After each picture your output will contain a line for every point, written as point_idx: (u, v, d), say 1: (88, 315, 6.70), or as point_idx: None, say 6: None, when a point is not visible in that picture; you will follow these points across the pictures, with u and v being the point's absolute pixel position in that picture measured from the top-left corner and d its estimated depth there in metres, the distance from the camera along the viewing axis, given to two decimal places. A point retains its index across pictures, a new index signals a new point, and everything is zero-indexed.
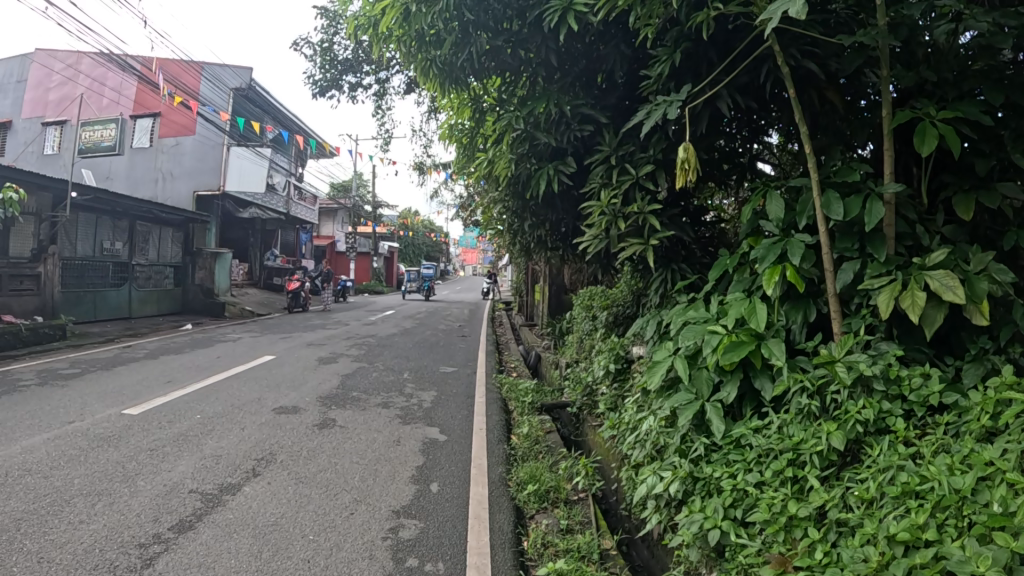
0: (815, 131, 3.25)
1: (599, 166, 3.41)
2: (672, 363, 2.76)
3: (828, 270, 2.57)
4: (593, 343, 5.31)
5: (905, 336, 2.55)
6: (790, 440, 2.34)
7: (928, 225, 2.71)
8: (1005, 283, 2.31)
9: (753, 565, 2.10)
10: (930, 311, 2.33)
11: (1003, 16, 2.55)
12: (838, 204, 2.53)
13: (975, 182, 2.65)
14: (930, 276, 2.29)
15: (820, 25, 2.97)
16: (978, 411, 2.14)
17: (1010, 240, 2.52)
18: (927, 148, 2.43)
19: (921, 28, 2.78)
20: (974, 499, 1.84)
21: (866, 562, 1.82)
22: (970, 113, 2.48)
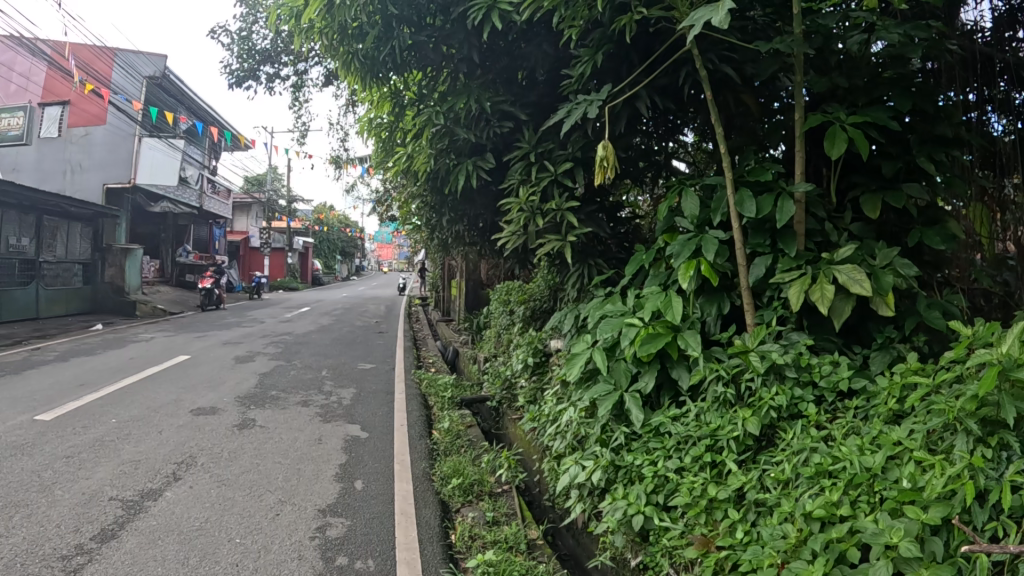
0: (732, 132, 3.37)
1: (518, 164, 3.46)
2: (590, 355, 2.76)
3: (742, 265, 2.67)
4: (511, 338, 5.38)
5: (815, 327, 2.70)
6: (708, 427, 2.45)
7: (836, 223, 2.86)
8: (909, 277, 2.47)
9: (677, 547, 2.20)
10: (839, 303, 2.47)
11: (913, 30, 2.74)
12: (751, 202, 2.61)
13: (882, 182, 2.83)
14: (840, 270, 2.42)
15: (737, 30, 3.09)
16: (886, 395, 2.28)
17: (916, 237, 2.70)
18: (838, 151, 2.57)
19: (835, 37, 2.95)
20: (884, 476, 1.97)
21: (785, 540, 1.93)
22: (878, 118, 2.63)
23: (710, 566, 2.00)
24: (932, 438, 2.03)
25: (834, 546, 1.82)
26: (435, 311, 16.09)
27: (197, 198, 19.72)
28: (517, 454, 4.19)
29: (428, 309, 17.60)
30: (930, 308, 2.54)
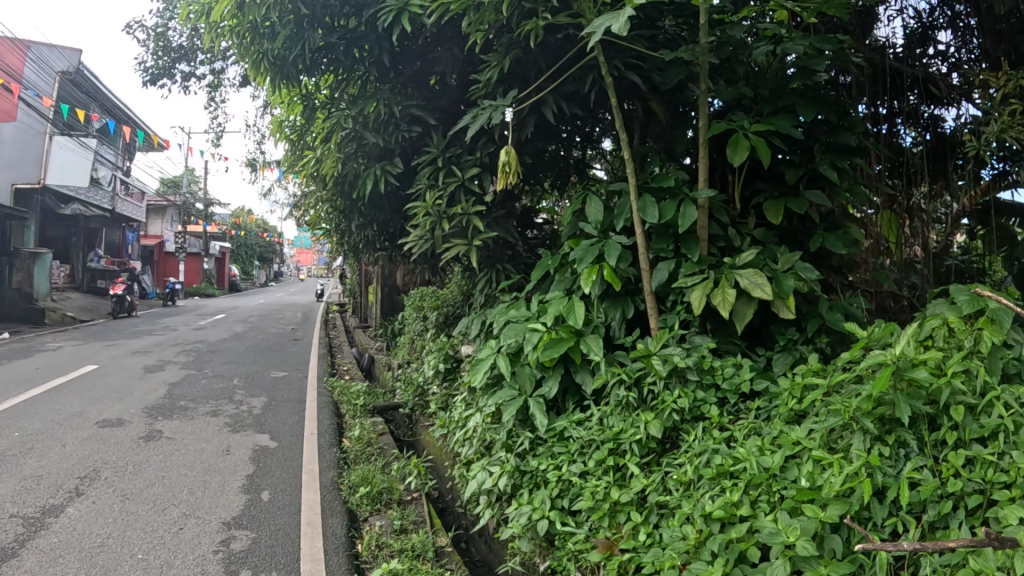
0: (644, 138, 3.39)
1: (425, 168, 3.41)
2: (496, 359, 2.66)
3: (646, 269, 2.67)
4: (423, 344, 5.32)
5: (720, 330, 2.72)
6: (611, 431, 2.44)
7: (741, 228, 2.90)
8: (810, 281, 2.49)
9: (582, 551, 2.20)
10: (741, 306, 2.48)
11: (817, 42, 2.82)
12: (654, 208, 2.60)
13: (785, 187, 2.85)
14: (740, 275, 2.43)
15: (645, 39, 3.10)
16: (787, 396, 2.30)
17: (818, 242, 2.73)
18: (740, 157, 2.59)
19: (741, 48, 2.99)
20: (783, 476, 2.01)
21: (685, 541, 1.94)
22: (780, 127, 2.65)
23: (613, 570, 2.00)
24: (830, 437, 2.05)
25: (733, 546, 1.84)
26: (349, 317, 15.85)
27: (109, 200, 18.88)
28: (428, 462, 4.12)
29: (341, 314, 17.31)
30: (833, 310, 2.59)
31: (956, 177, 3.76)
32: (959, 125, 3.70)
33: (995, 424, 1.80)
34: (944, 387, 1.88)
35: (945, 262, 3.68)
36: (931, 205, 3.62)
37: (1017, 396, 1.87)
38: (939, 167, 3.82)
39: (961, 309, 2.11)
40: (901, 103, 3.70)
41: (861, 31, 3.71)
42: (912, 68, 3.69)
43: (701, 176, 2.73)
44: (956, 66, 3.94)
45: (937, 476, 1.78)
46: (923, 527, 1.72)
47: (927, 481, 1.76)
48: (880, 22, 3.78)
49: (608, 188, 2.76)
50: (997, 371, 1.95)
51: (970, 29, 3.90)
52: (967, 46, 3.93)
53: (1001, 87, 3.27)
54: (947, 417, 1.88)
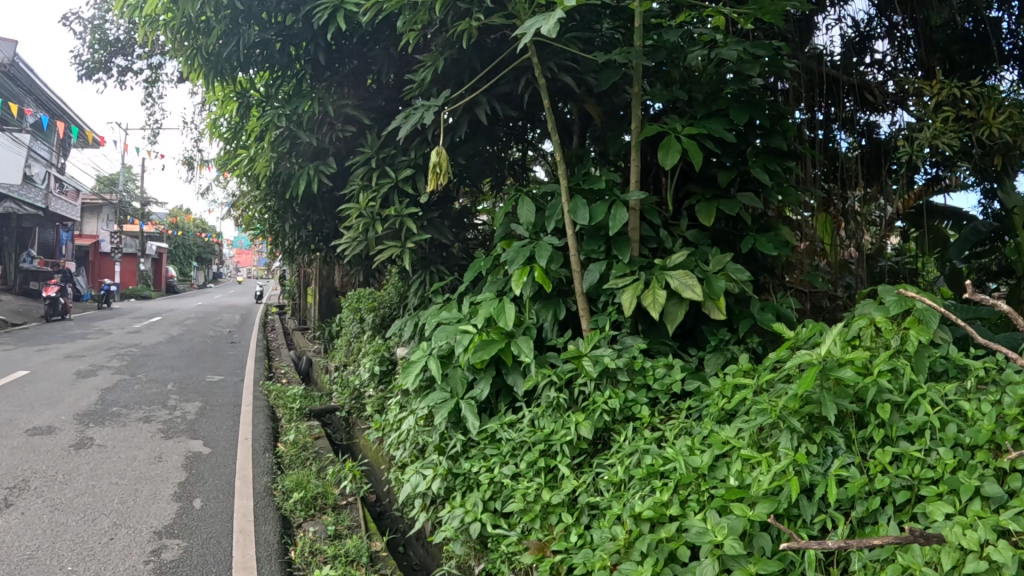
0: (583, 139, 3.32)
1: (359, 168, 3.34)
2: (427, 361, 2.52)
3: (577, 270, 2.63)
4: (360, 346, 5.24)
5: (651, 331, 2.66)
6: (542, 432, 2.36)
7: (673, 230, 2.87)
8: (740, 282, 2.49)
9: (515, 553, 2.14)
10: (672, 308, 2.43)
11: (752, 48, 2.78)
12: (584, 209, 2.54)
13: (716, 191, 2.82)
14: (671, 277, 2.38)
15: (580, 41, 3.05)
16: (718, 395, 2.20)
17: (750, 244, 2.70)
18: (672, 160, 2.50)
19: (676, 51, 2.92)
20: (712, 475, 1.92)
21: (615, 542, 1.87)
22: (714, 131, 2.62)
23: (544, 571, 1.94)
24: (759, 436, 1.96)
25: (662, 545, 1.77)
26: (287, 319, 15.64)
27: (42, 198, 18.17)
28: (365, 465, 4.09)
29: (276, 316, 17.03)
30: (765, 310, 2.59)
31: (889, 181, 3.90)
32: (894, 131, 3.84)
33: (921, 421, 1.74)
34: (869, 385, 1.82)
35: (878, 264, 3.79)
36: (863, 209, 3.73)
37: (943, 395, 1.83)
38: (874, 171, 3.96)
39: (888, 310, 2.03)
40: (838, 109, 3.80)
41: (799, 39, 3.76)
42: (848, 77, 3.84)
43: (633, 179, 2.71)
44: (892, 74, 4.07)
45: (864, 473, 1.71)
46: (851, 523, 1.66)
47: (854, 478, 1.69)
48: (819, 30, 3.87)
49: (541, 189, 2.67)
50: (923, 369, 1.89)
51: (906, 39, 4.04)
52: (903, 55, 4.08)
53: (934, 95, 3.42)
54: (873, 414, 1.82)
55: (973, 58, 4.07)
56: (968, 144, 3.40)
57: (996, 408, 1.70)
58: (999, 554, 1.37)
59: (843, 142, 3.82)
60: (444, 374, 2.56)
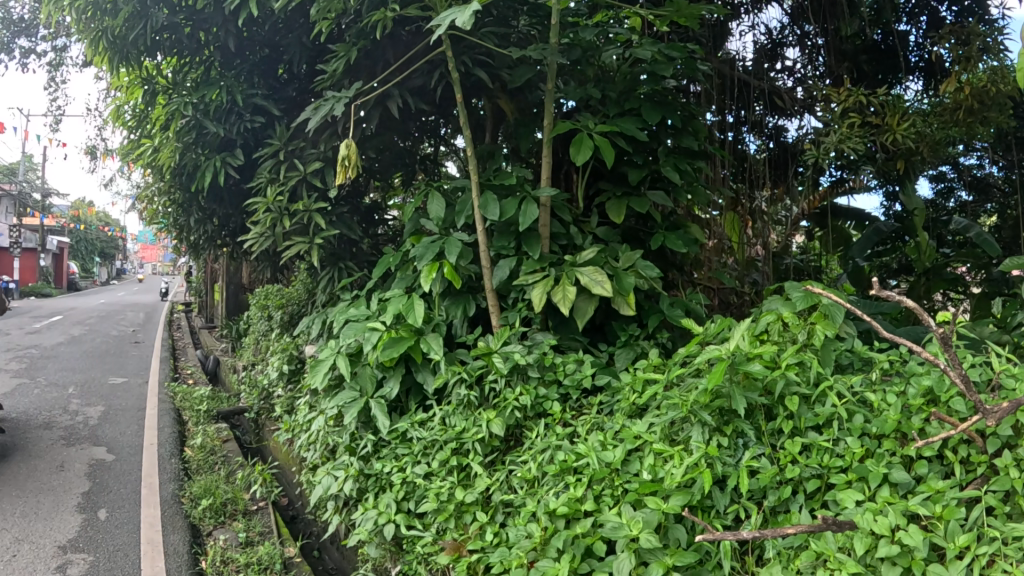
0: (496, 136, 3.22)
1: (267, 160, 3.20)
2: (335, 360, 2.42)
3: (485, 266, 2.37)
4: (268, 345, 5.07)
5: (561, 326, 2.49)
6: (453, 430, 2.23)
7: (582, 227, 2.68)
8: (651, 279, 2.31)
9: (431, 553, 2.05)
10: (581, 304, 2.24)
11: (668, 48, 2.60)
12: (495, 205, 2.29)
13: (627, 187, 2.65)
14: (581, 272, 2.20)
15: (496, 37, 2.96)
16: (628, 390, 2.07)
17: (659, 242, 2.58)
18: (583, 159, 2.32)
19: (592, 50, 2.76)
20: (625, 470, 1.81)
21: (530, 540, 1.78)
22: (627, 129, 2.42)
23: (461, 572, 1.86)
24: (671, 428, 1.88)
25: (578, 541, 1.70)
26: (195, 317, 15.12)
27: None
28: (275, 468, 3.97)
29: (186, 314, 16.46)
30: (674, 306, 2.47)
31: (795, 182, 4.06)
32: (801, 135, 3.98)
33: (829, 412, 1.70)
34: (778, 377, 1.76)
35: (782, 260, 4.01)
36: (769, 208, 3.85)
37: (850, 386, 1.79)
38: (781, 172, 4.12)
39: (794, 306, 1.95)
40: (747, 111, 3.85)
41: (713, 43, 3.81)
42: (758, 81, 3.84)
43: (543, 177, 2.52)
44: (802, 79, 4.18)
45: (775, 464, 1.67)
46: (765, 513, 1.62)
47: (766, 469, 1.64)
48: (732, 35, 3.91)
49: (446, 185, 2.44)
50: (829, 363, 1.86)
51: (816, 48, 4.14)
52: (812, 63, 4.18)
53: (842, 101, 3.48)
54: (783, 406, 1.77)
55: (880, 69, 4.25)
56: (872, 148, 3.48)
57: (902, 398, 1.67)
58: (912, 538, 1.39)
59: (751, 143, 3.93)
60: (353, 373, 2.46)
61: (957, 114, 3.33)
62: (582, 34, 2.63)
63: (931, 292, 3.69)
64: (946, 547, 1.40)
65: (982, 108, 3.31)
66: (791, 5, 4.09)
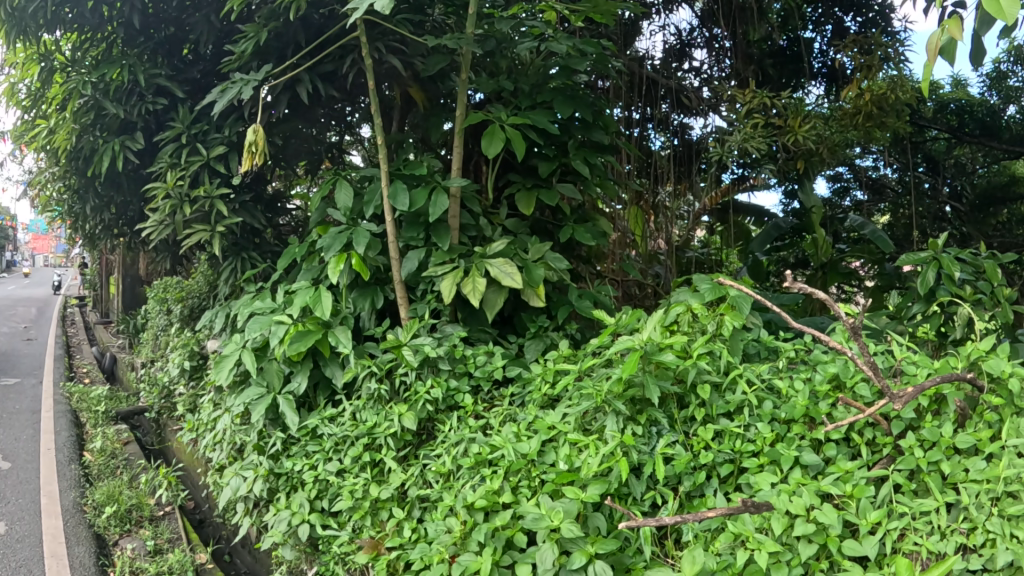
0: (402, 125, 2.93)
1: (168, 144, 2.98)
2: (241, 355, 2.29)
3: (393, 258, 2.15)
4: (167, 342, 4.79)
5: (471, 317, 2.27)
6: (365, 424, 2.09)
7: (490, 218, 2.40)
8: (560, 271, 2.16)
9: (348, 553, 1.95)
10: (491, 294, 2.07)
11: (583, 43, 2.31)
12: (404, 194, 2.07)
13: (537, 180, 2.36)
14: (491, 263, 2.02)
15: (411, 23, 2.69)
16: (539, 380, 1.94)
17: (567, 235, 2.33)
18: (493, 152, 2.03)
19: (506, 42, 2.39)
20: (541, 461, 1.75)
21: (450, 534, 1.68)
22: (539, 122, 2.14)
23: (381, 571, 1.77)
24: (584, 418, 1.81)
25: (499, 533, 1.62)
26: (93, 312, 14.37)
27: None
28: (179, 470, 3.79)
29: (84, 309, 15.68)
30: (583, 298, 2.29)
31: (698, 179, 3.87)
32: (706, 135, 3.76)
33: (740, 399, 1.67)
34: (689, 367, 1.69)
35: (686, 255, 3.82)
36: (673, 204, 3.72)
37: (759, 373, 1.76)
38: (685, 169, 3.91)
39: (702, 297, 1.87)
40: (655, 109, 3.75)
41: (624, 41, 3.70)
42: (665, 81, 3.75)
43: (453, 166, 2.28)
44: (708, 81, 3.97)
45: (688, 450, 1.64)
46: (681, 498, 1.59)
47: (680, 455, 1.60)
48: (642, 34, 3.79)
49: (352, 174, 2.26)
50: (737, 352, 1.78)
51: (723, 50, 3.93)
52: (719, 65, 3.98)
53: (745, 102, 3.31)
54: (693, 395, 1.73)
55: (783, 73, 4.26)
56: (776, 149, 3.34)
57: (809, 384, 1.66)
58: (827, 516, 1.39)
59: (657, 141, 3.82)
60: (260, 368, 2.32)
61: (857, 118, 3.33)
62: (497, 24, 2.27)
63: (827, 284, 3.55)
64: (858, 523, 1.42)
65: (881, 113, 3.34)
66: (701, 7, 3.88)
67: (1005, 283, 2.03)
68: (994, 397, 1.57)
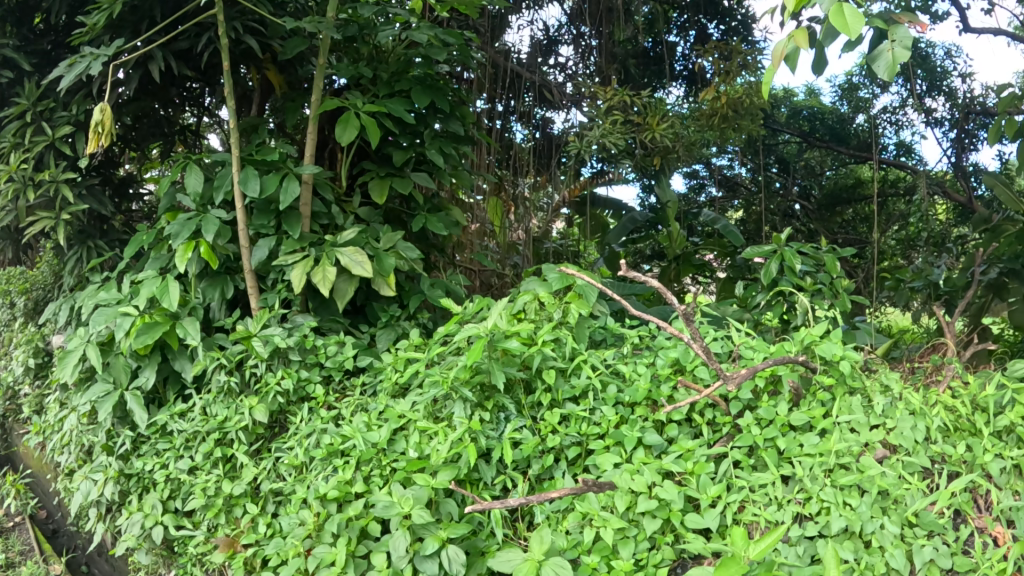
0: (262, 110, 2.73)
1: (10, 122, 2.73)
2: (83, 350, 2.15)
3: (243, 247, 2.09)
4: (9, 338, 4.44)
5: (322, 309, 2.23)
6: (214, 419, 1.97)
7: (342, 206, 2.36)
8: (412, 260, 2.14)
9: (205, 553, 1.90)
10: (341, 284, 2.05)
11: (445, 33, 2.27)
12: (255, 180, 2.01)
13: (391, 169, 2.33)
14: (341, 252, 1.99)
15: (270, 3, 2.50)
16: (391, 369, 1.89)
17: (419, 225, 2.32)
18: (347, 140, 2.00)
19: (370, 28, 2.30)
20: (392, 450, 1.70)
21: (303, 527, 1.63)
22: (395, 112, 2.10)
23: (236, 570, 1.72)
24: (434, 405, 1.76)
25: (353, 523, 1.58)
26: None
27: None
28: (28, 477, 3.55)
29: None
30: (434, 287, 2.29)
31: (557, 171, 3.76)
32: (567, 127, 3.74)
33: (584, 384, 1.66)
34: (534, 353, 1.67)
35: (544, 246, 3.72)
36: (532, 195, 3.69)
37: (602, 358, 1.74)
38: (544, 161, 3.82)
39: (550, 286, 1.88)
40: (518, 102, 3.67)
41: (492, 33, 3.63)
42: (530, 74, 3.69)
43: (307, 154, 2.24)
44: (572, 77, 3.91)
45: (535, 434, 1.61)
46: (530, 481, 1.58)
47: (528, 439, 1.59)
48: (511, 26, 3.75)
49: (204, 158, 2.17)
50: (584, 339, 1.79)
51: (590, 48, 3.90)
52: (584, 62, 3.93)
53: (605, 100, 3.27)
54: (539, 381, 1.69)
55: (647, 73, 4.22)
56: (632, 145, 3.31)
57: (651, 368, 1.66)
58: (668, 493, 1.39)
59: (519, 133, 3.72)
60: (105, 363, 2.20)
61: (712, 120, 3.37)
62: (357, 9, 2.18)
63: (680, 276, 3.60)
64: (700, 498, 1.43)
65: (736, 116, 3.37)
66: (570, 4, 3.88)
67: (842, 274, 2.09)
68: (826, 377, 1.64)
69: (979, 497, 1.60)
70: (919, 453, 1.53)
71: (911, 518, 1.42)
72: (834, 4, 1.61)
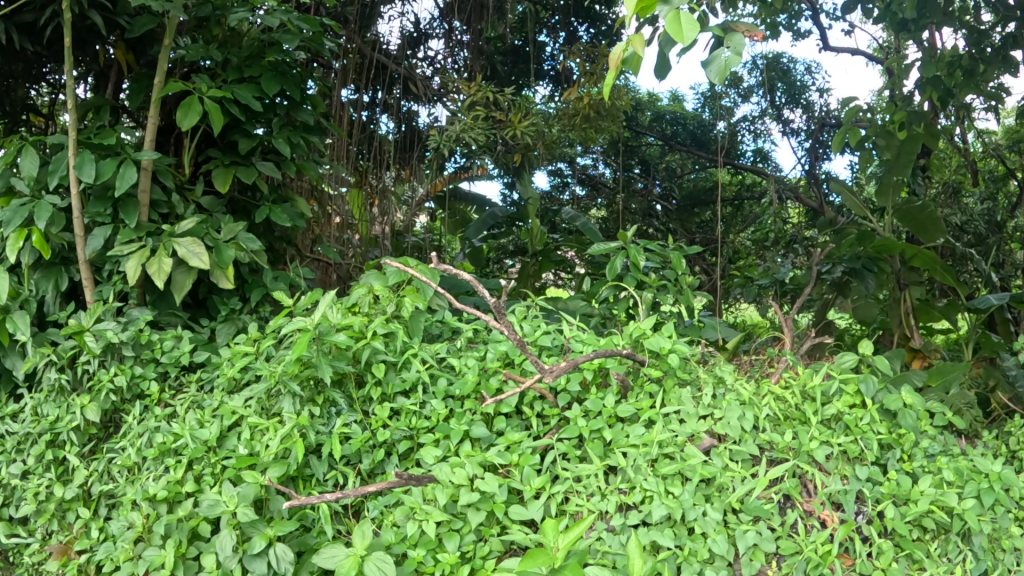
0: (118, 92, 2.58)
1: None
2: None
3: (77, 235, 2.02)
4: None
5: (160, 302, 2.16)
6: (46, 420, 1.88)
7: (184, 194, 2.30)
8: (253, 251, 2.11)
9: (41, 562, 1.80)
10: (178, 275, 2.02)
11: (298, 19, 2.26)
12: (90, 165, 1.95)
13: (237, 158, 2.29)
14: (178, 243, 1.96)
15: None
16: (228, 364, 1.84)
17: (262, 215, 2.30)
18: (188, 125, 1.98)
19: (223, 10, 2.24)
20: (222, 447, 1.66)
21: (132, 529, 1.57)
22: (241, 97, 2.09)
23: None
24: (268, 400, 1.73)
25: (182, 524, 1.53)
26: None
27: None
28: None
29: None
30: (278, 279, 2.26)
31: (420, 165, 3.74)
32: (431, 122, 3.74)
33: (414, 377, 1.66)
34: (363, 346, 1.67)
35: (405, 239, 3.63)
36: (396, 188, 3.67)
37: (433, 352, 1.76)
38: (407, 155, 3.77)
39: (386, 280, 1.89)
40: (384, 94, 3.70)
41: (362, 23, 3.60)
42: (396, 66, 3.68)
43: (149, 141, 2.19)
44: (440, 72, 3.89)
45: (366, 428, 1.61)
46: (360, 475, 1.59)
47: (358, 434, 1.58)
48: (381, 17, 3.70)
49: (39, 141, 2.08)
50: (417, 333, 1.81)
51: (459, 43, 3.88)
52: (453, 57, 3.90)
53: (469, 95, 3.31)
54: (370, 374, 1.69)
55: (515, 70, 4.38)
56: (493, 142, 3.33)
57: (479, 361, 1.69)
58: (490, 485, 1.41)
59: (386, 125, 3.70)
60: None
61: (575, 119, 3.47)
62: None
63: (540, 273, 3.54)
64: (523, 489, 1.46)
65: (597, 116, 3.49)
66: None
67: (688, 272, 2.16)
68: (654, 370, 1.71)
69: (806, 481, 1.66)
70: (745, 441, 1.59)
71: (734, 504, 1.48)
72: (669, 13, 1.49)
